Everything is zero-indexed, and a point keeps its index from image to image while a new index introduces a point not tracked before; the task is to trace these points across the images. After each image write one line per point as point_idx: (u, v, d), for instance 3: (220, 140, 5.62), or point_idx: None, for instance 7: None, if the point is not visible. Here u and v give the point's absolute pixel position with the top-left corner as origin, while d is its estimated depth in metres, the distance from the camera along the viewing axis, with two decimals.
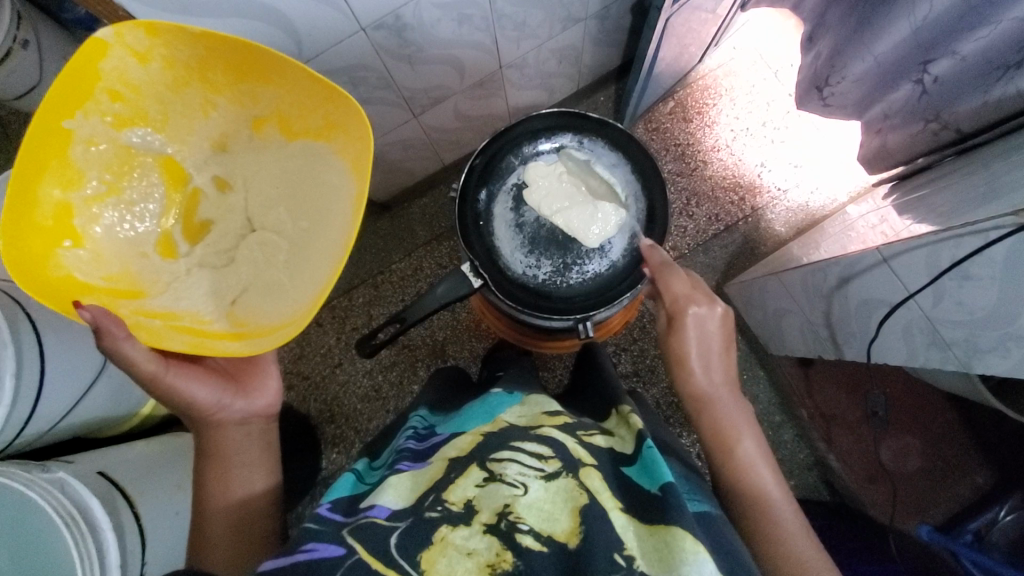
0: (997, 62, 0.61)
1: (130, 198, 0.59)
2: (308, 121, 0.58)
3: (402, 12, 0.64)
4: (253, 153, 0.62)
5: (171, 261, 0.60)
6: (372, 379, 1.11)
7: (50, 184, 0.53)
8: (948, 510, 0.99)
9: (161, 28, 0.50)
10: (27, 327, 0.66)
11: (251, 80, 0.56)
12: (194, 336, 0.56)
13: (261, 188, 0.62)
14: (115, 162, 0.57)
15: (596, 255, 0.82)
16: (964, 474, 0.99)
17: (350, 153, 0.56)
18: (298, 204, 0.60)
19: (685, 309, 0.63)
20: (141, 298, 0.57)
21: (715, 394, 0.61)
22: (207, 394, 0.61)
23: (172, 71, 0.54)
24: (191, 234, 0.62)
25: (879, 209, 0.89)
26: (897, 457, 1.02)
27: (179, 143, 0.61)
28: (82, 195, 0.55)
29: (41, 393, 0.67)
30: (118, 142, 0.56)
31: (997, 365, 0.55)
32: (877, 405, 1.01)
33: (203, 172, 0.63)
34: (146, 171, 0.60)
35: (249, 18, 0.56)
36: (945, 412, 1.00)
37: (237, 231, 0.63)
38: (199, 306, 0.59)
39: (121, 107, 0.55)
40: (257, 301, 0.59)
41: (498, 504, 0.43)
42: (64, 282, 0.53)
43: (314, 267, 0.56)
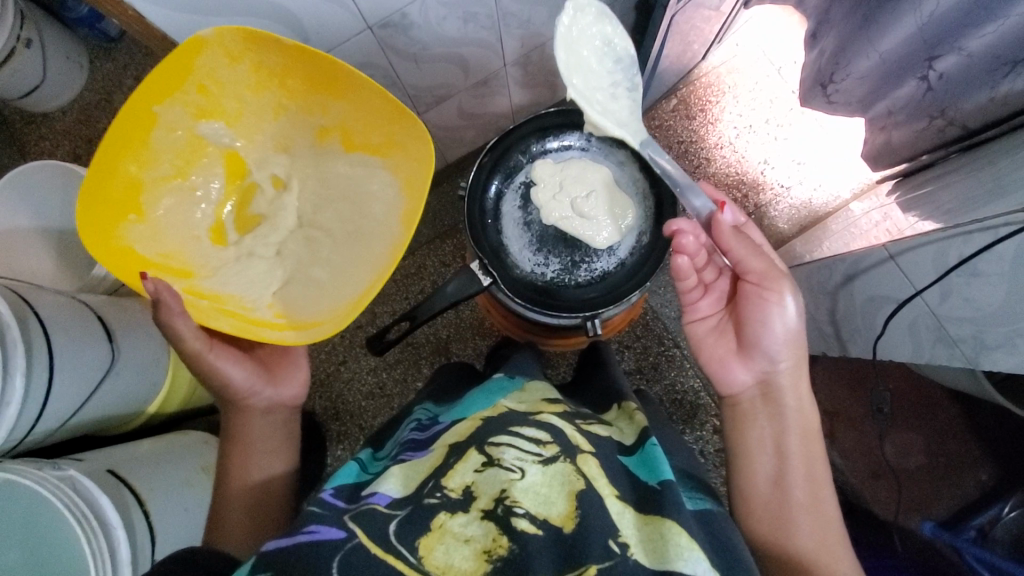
0: (1003, 57, 0.61)
1: (194, 183, 0.66)
2: (370, 136, 0.64)
3: (407, 10, 0.64)
4: (310, 158, 0.69)
5: (219, 248, 0.67)
6: (377, 376, 1.11)
7: (129, 162, 0.58)
8: (952, 506, 0.99)
9: (260, 38, 0.55)
10: (34, 325, 0.66)
11: (324, 93, 0.62)
12: (238, 321, 0.60)
13: (314, 191, 0.69)
14: (187, 150, 0.64)
15: (605, 252, 0.82)
16: (969, 470, 0.99)
17: (404, 170, 0.63)
18: (344, 206, 0.67)
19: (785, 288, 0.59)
20: (193, 277, 0.63)
21: (797, 430, 0.61)
22: (243, 377, 0.64)
23: (254, 74, 0.60)
24: (242, 224, 0.69)
25: (883, 206, 0.89)
26: (901, 454, 1.01)
27: (245, 139, 0.67)
28: (152, 175, 0.61)
29: (51, 389, 0.68)
30: (193, 131, 0.63)
31: (1003, 363, 0.54)
32: (882, 400, 1.01)
33: (262, 168, 0.69)
34: (213, 163, 0.67)
35: (257, 15, 0.56)
36: (949, 408, 1.00)
37: (285, 227, 0.69)
38: (244, 291, 0.64)
39: (203, 101, 0.61)
40: (299, 294, 0.65)
41: (496, 490, 0.43)
42: (123, 252, 0.58)
43: (360, 271, 0.63)
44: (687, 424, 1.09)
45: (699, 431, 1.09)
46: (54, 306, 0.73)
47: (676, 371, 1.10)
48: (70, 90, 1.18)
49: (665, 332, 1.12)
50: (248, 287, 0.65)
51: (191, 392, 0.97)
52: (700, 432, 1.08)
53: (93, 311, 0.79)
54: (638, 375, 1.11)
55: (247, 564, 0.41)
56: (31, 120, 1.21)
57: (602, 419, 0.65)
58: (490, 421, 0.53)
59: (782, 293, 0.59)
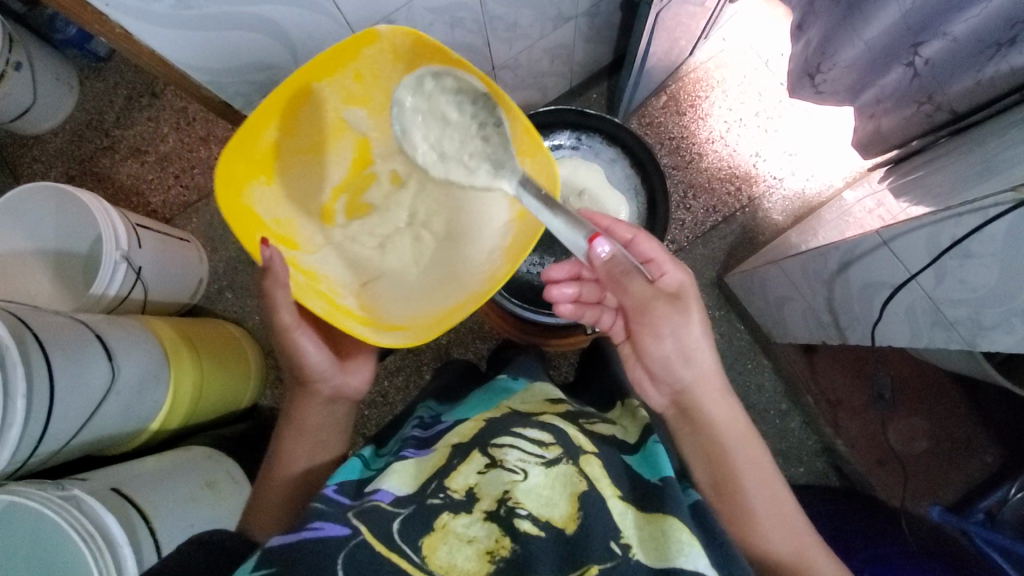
0: (987, 40, 0.61)
1: (326, 160, 0.67)
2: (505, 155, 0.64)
3: (394, 17, 0.64)
4: (450, 169, 0.68)
5: (327, 227, 0.67)
6: (378, 384, 1.11)
7: (273, 127, 0.61)
8: (958, 489, 0.99)
9: (426, 44, 0.58)
10: (33, 347, 0.66)
11: (477, 108, 0.63)
12: (330, 305, 0.61)
13: (426, 191, 0.67)
14: (327, 129, 0.66)
15: None
16: (974, 453, 1.00)
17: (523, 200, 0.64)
18: (444, 213, 0.66)
19: (659, 313, 0.59)
20: (295, 250, 0.64)
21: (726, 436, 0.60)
22: (318, 359, 0.65)
23: (409, 75, 0.63)
24: (350, 210, 0.69)
25: (876, 193, 0.89)
26: (905, 440, 1.02)
27: (380, 132, 0.67)
28: (289, 144, 0.64)
29: (52, 410, 0.68)
30: (338, 114, 0.65)
31: (1000, 342, 0.56)
32: (882, 386, 1.01)
33: (386, 161, 0.69)
34: (347, 148, 0.68)
35: (244, 28, 0.57)
36: (951, 391, 1.00)
37: (393, 224, 0.68)
38: (337, 275, 0.65)
39: (356, 87, 0.64)
40: (392, 290, 0.65)
41: (498, 491, 0.43)
42: (246, 209, 0.61)
43: (459, 285, 0.63)
44: None
45: None
46: (52, 327, 0.73)
47: None
48: (60, 111, 1.19)
49: None
50: (343, 272, 0.66)
51: (193, 407, 0.95)
52: None
53: (91, 330, 0.79)
54: None
55: (253, 558, 0.42)
56: (23, 143, 1.21)
57: (605, 418, 0.65)
58: (492, 422, 0.53)
59: (654, 321, 0.59)
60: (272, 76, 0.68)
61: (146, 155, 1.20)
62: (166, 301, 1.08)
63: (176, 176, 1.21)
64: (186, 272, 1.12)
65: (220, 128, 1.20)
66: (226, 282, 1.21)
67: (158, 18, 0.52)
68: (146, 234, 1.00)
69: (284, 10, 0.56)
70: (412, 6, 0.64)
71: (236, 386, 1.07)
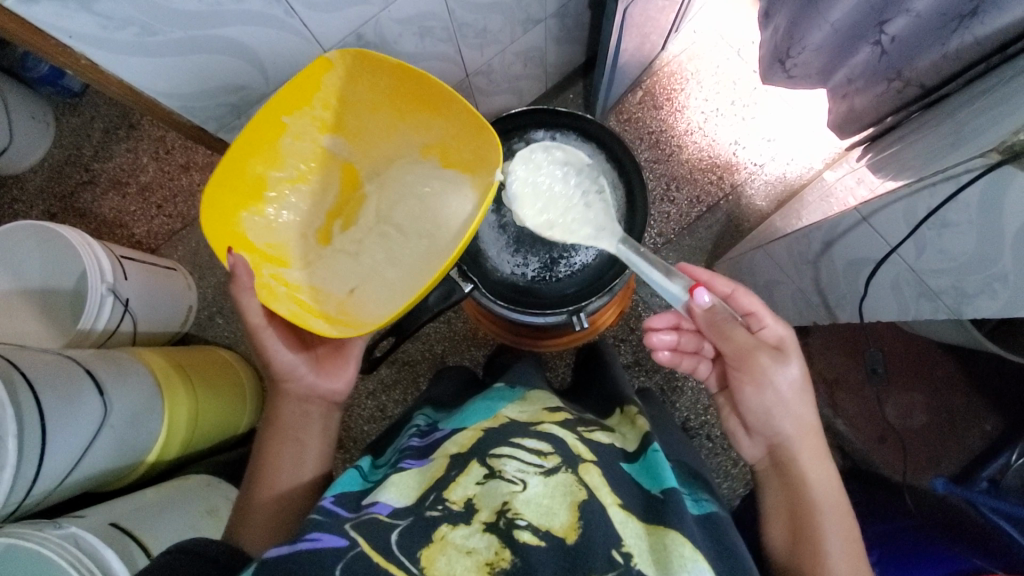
0: (949, 14, 0.62)
1: (313, 187, 0.71)
2: (462, 153, 0.68)
3: (362, 31, 0.65)
4: (415, 172, 0.70)
5: (320, 248, 0.70)
6: (376, 400, 1.11)
7: (258, 162, 0.67)
8: (960, 461, 0.99)
9: (371, 59, 0.63)
10: (20, 387, 0.66)
11: (426, 112, 0.67)
12: (299, 307, 0.66)
13: (403, 198, 0.70)
14: (311, 158, 0.70)
15: (582, 246, 0.82)
16: (972, 422, 1.00)
17: (481, 185, 0.66)
18: (420, 210, 0.69)
19: (762, 361, 0.59)
20: (286, 267, 0.69)
21: (819, 489, 0.58)
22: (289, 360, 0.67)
23: (372, 94, 0.67)
24: (344, 227, 0.71)
25: (855, 171, 0.90)
26: (903, 415, 1.01)
27: (363, 154, 0.71)
28: (277, 176, 0.69)
29: (45, 449, 0.67)
30: (318, 142, 0.69)
31: (986, 308, 0.58)
32: (876, 361, 1.01)
33: (374, 180, 0.72)
34: (333, 173, 0.71)
35: (210, 51, 0.57)
36: (944, 362, 1.01)
37: (374, 230, 0.70)
38: (328, 285, 0.68)
39: (329, 116, 0.68)
40: (367, 297, 0.66)
41: (498, 502, 0.43)
42: (237, 234, 0.66)
43: (426, 276, 0.65)
44: (691, 410, 1.09)
45: (704, 416, 1.09)
46: (41, 366, 0.73)
47: None
48: (37, 149, 1.18)
49: None
50: (333, 281, 0.69)
51: (189, 438, 0.95)
52: (705, 417, 1.09)
53: (81, 365, 0.79)
54: (636, 368, 1.11)
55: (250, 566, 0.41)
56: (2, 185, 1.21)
57: (604, 425, 0.65)
58: (488, 431, 0.53)
59: (758, 372, 0.59)
60: (244, 98, 0.67)
61: (127, 188, 1.20)
62: (155, 332, 1.08)
63: (158, 206, 1.20)
64: (175, 301, 1.11)
65: (200, 154, 1.20)
66: (215, 308, 1.20)
67: (122, 47, 0.52)
68: (131, 265, 1.00)
69: (251, 30, 0.56)
70: (379, 18, 0.64)
71: (231, 414, 1.05)
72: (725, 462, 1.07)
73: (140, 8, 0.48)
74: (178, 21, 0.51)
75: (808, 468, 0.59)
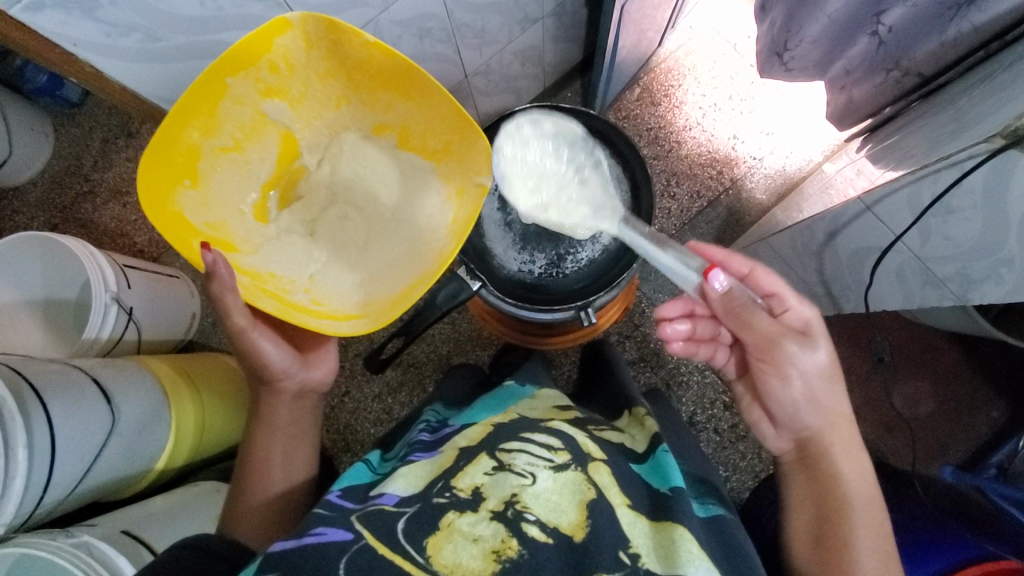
0: (946, 3, 0.62)
1: (248, 157, 0.63)
2: (431, 141, 0.65)
3: (361, 33, 0.65)
4: (367, 149, 0.67)
5: (262, 225, 0.64)
6: (382, 402, 1.11)
7: (192, 129, 0.58)
8: (968, 449, 0.99)
9: (342, 29, 0.55)
10: (29, 397, 0.66)
11: (395, 94, 0.62)
12: (280, 302, 0.59)
13: (354, 172, 0.67)
14: (248, 124, 0.62)
15: (589, 241, 0.82)
16: (979, 410, 1.00)
17: (457, 178, 0.65)
18: (380, 191, 0.66)
19: (788, 348, 0.58)
20: (235, 252, 0.60)
21: (853, 484, 0.59)
22: (280, 358, 0.66)
23: (326, 60, 0.60)
24: (284, 201, 0.66)
25: (855, 162, 0.91)
26: (909, 404, 1.01)
27: (304, 123, 0.66)
28: (211, 144, 0.60)
29: (55, 458, 0.67)
30: (257, 108, 0.62)
31: (992, 293, 0.58)
32: (881, 350, 1.01)
33: (314, 153, 0.68)
34: (270, 141, 0.65)
35: (212, 55, 0.57)
36: (950, 350, 1.01)
37: (322, 204, 0.67)
38: (285, 269, 0.63)
39: (273, 80, 0.60)
40: (336, 280, 0.63)
41: (505, 493, 0.43)
42: (175, 215, 0.56)
43: (406, 265, 0.63)
44: (697, 405, 1.09)
45: (711, 411, 1.09)
46: (48, 375, 0.73)
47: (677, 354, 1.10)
48: (37, 161, 1.18)
49: None
50: (291, 263, 0.63)
51: (196, 444, 0.95)
52: (712, 412, 1.09)
53: (87, 373, 0.79)
54: (641, 364, 1.11)
55: (255, 565, 0.41)
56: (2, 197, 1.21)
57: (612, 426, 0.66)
58: (498, 427, 0.53)
59: (782, 359, 0.59)
60: None
61: (128, 197, 1.20)
62: (160, 340, 1.08)
63: None
64: (178, 309, 1.11)
65: None
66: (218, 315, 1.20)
67: (124, 53, 0.52)
68: (133, 274, 1.00)
69: (252, 34, 0.57)
70: (379, 19, 0.64)
71: (237, 421, 1.05)
72: (733, 455, 1.07)
73: (141, 15, 0.48)
74: (180, 27, 0.51)
75: (842, 462, 0.60)
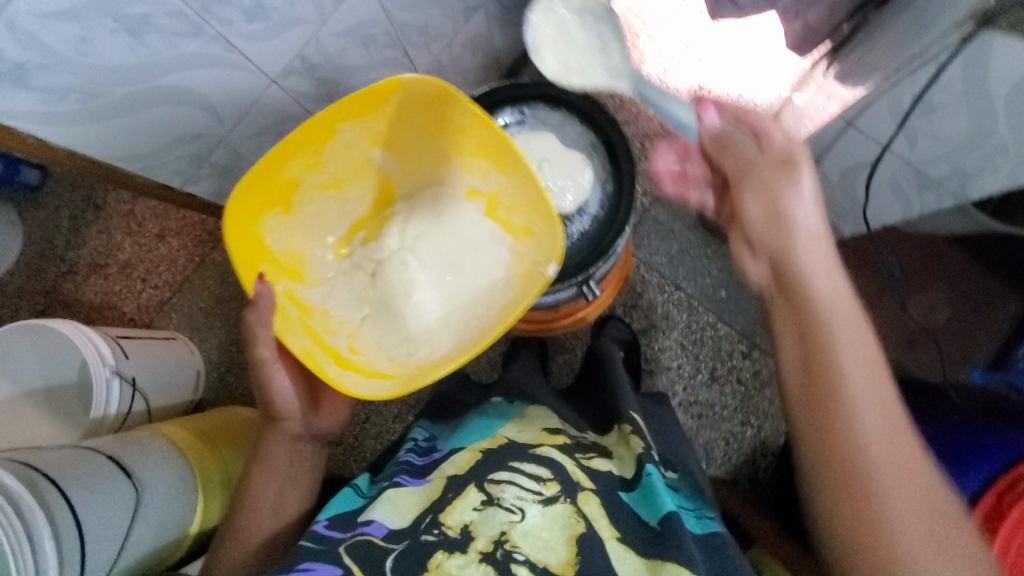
0: None
1: (343, 195, 0.74)
2: (513, 217, 0.70)
3: (305, 52, 0.63)
4: (452, 216, 0.74)
5: (335, 261, 0.76)
6: (403, 420, 1.12)
7: (298, 164, 0.65)
8: (994, 349, 0.96)
9: (454, 96, 0.61)
10: (44, 488, 0.64)
11: (490, 160, 0.67)
12: (314, 341, 0.67)
13: (440, 234, 0.74)
14: (351, 167, 0.71)
15: (576, 214, 0.81)
16: (999, 307, 0.97)
17: (527, 255, 0.68)
18: (450, 250, 0.74)
19: (761, 171, 0.60)
20: (301, 283, 0.72)
21: (857, 356, 0.52)
22: (289, 398, 0.67)
23: (434, 121, 0.66)
24: (364, 239, 0.77)
25: (824, 86, 0.89)
26: (926, 314, 1.00)
27: (403, 169, 0.74)
28: (314, 179, 0.69)
29: (84, 544, 0.65)
30: (365, 154, 0.70)
31: None
32: (891, 266, 1.00)
33: (405, 203, 0.76)
34: (361, 187, 0.74)
35: (159, 103, 0.56)
36: (959, 255, 0.98)
37: (393, 249, 0.75)
38: (342, 310, 0.73)
39: (381, 132, 0.68)
40: (372, 336, 0.72)
41: (494, 532, 0.47)
42: (257, 236, 0.66)
43: (467, 333, 0.67)
44: (714, 359, 1.09)
45: (728, 363, 1.09)
46: (62, 461, 0.72)
47: (685, 313, 1.10)
48: (11, 250, 1.16)
49: (664, 281, 1.12)
50: (342, 306, 0.74)
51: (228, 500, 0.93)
52: (729, 364, 1.09)
53: (103, 452, 0.77)
54: (652, 332, 1.11)
55: None
56: None
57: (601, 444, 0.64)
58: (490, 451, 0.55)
59: (755, 178, 0.60)
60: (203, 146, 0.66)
61: (108, 268, 1.18)
62: (168, 404, 1.06)
63: (143, 279, 1.19)
64: (181, 370, 1.10)
65: (173, 219, 1.20)
66: (223, 367, 1.18)
67: (65, 117, 0.51)
68: (128, 343, 0.99)
69: (193, 73, 0.55)
70: (318, 35, 0.62)
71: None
72: (761, 402, 1.07)
73: (76, 74, 0.47)
74: (120, 77, 0.50)
75: (838, 333, 0.53)
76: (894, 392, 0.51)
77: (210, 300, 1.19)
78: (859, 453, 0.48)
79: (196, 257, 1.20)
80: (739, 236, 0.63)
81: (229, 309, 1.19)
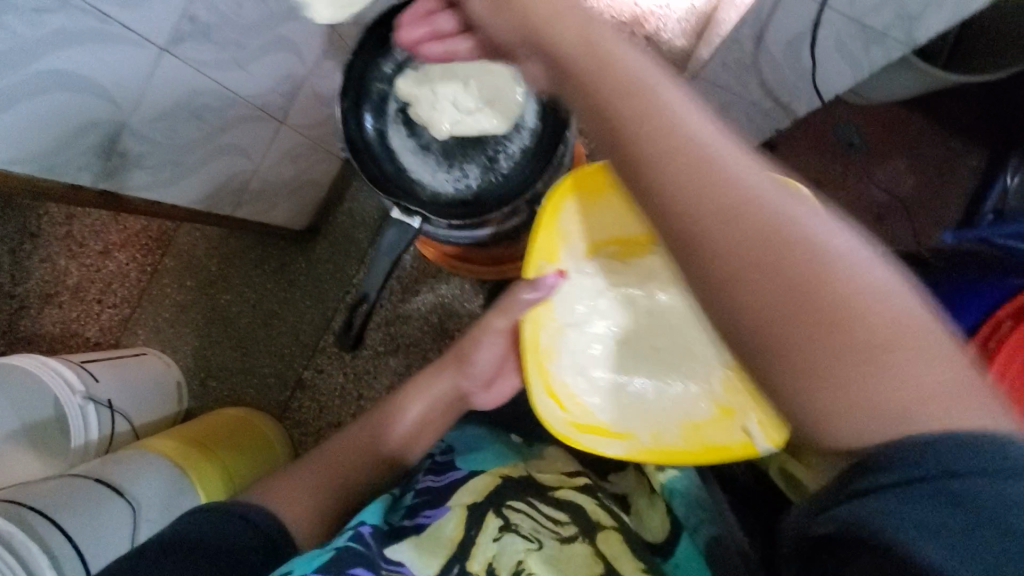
0: None
1: (624, 235, 0.72)
2: (744, 379, 0.66)
3: (191, 11, 0.56)
4: (679, 317, 0.71)
5: (585, 262, 0.72)
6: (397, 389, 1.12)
7: (571, 216, 0.70)
8: (959, 205, 0.97)
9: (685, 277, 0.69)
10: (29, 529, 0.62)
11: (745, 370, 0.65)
12: (538, 365, 0.69)
13: (670, 320, 0.71)
14: (630, 244, 0.72)
15: (512, 133, 0.76)
16: (958, 162, 0.97)
17: (740, 399, 0.67)
18: (656, 348, 0.71)
19: None
20: (555, 263, 0.70)
21: (731, 180, 0.36)
22: (487, 359, 0.79)
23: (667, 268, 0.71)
24: (627, 256, 0.73)
25: None
26: (892, 182, 0.99)
27: (660, 261, 0.71)
28: (584, 239, 0.72)
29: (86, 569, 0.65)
30: (634, 232, 0.72)
31: None
32: (849, 134, 0.98)
33: (666, 287, 0.71)
34: (637, 251, 0.72)
35: (45, 91, 0.50)
36: (913, 117, 0.98)
37: (635, 296, 0.72)
38: (598, 329, 0.72)
39: (622, 246, 0.73)
40: (601, 404, 0.70)
41: (514, 561, 0.54)
42: (537, 259, 0.69)
43: (671, 403, 0.70)
44: None
45: None
46: (50, 493, 0.70)
47: None
48: None
49: None
50: (585, 342, 0.72)
51: None
52: None
53: (90, 476, 0.75)
54: None
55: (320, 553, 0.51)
56: None
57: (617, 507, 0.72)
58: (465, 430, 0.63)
59: None
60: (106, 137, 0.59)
61: (60, 296, 1.13)
62: (154, 420, 1.03)
63: (98, 300, 1.14)
64: (160, 384, 1.06)
65: (115, 233, 1.13)
66: (204, 373, 1.15)
67: None
68: (96, 367, 0.95)
69: (76, 52, 0.50)
70: None
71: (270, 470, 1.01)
72: None
73: None
74: None
75: (704, 210, 0.36)
76: (783, 200, 0.36)
77: (173, 309, 1.15)
78: (784, 340, 0.35)
79: (148, 267, 1.15)
80: (522, 58, 0.46)
81: (195, 313, 1.15)
